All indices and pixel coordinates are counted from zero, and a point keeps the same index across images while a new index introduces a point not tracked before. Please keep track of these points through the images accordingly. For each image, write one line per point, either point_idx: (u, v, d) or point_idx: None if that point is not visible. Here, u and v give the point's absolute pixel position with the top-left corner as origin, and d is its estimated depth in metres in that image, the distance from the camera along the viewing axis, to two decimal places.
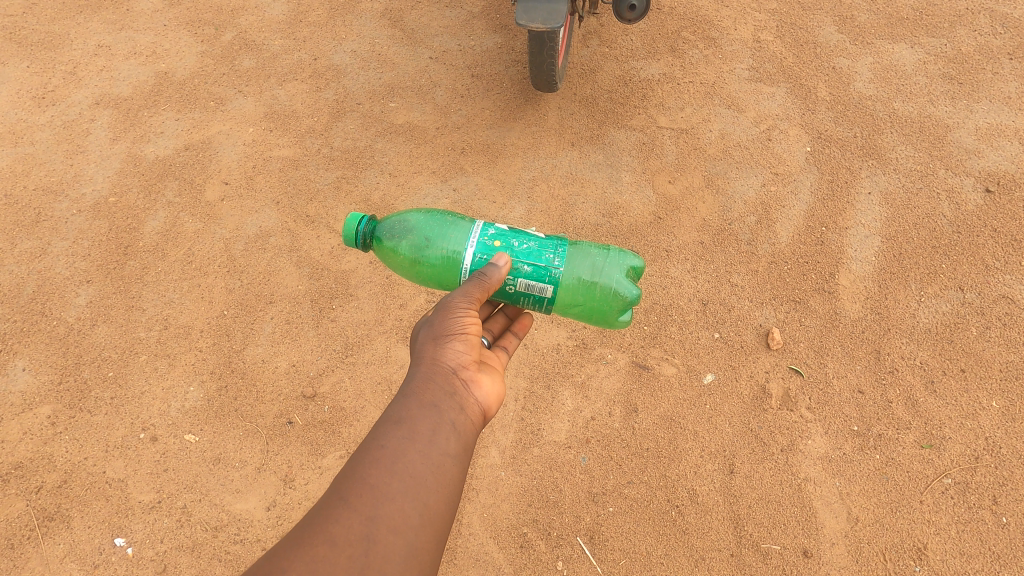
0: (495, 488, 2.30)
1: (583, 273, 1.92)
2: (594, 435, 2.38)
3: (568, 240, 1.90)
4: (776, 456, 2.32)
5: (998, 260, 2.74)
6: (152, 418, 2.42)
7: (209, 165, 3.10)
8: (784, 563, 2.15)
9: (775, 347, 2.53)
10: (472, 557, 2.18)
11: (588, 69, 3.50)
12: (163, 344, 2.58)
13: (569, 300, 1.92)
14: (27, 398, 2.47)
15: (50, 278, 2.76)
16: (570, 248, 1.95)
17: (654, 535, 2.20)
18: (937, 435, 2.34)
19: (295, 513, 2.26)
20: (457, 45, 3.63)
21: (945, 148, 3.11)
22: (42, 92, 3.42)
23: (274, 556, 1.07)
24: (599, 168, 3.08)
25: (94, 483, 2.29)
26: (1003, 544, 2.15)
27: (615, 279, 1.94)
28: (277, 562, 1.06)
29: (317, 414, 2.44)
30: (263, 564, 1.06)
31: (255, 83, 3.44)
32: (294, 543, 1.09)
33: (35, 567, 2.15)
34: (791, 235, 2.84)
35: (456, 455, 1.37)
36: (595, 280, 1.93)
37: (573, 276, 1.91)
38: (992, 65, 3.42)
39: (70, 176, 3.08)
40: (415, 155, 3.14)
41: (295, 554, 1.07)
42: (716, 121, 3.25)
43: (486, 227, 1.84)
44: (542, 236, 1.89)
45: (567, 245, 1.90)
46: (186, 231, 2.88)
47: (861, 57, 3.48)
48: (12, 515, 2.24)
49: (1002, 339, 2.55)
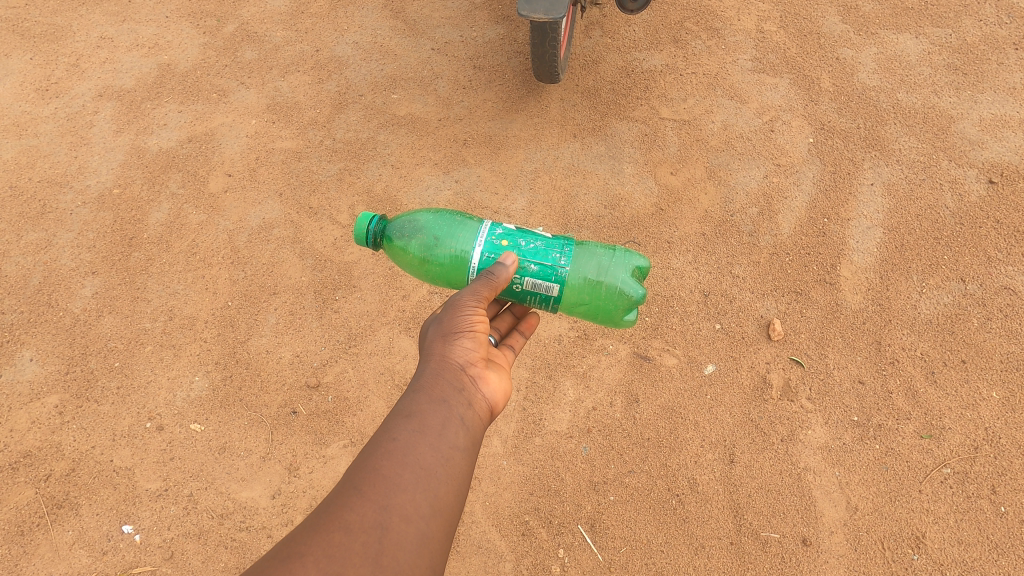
0: (497, 477, 2.32)
1: (589, 271, 1.95)
2: (595, 425, 2.40)
3: (575, 240, 1.92)
4: (776, 446, 2.34)
5: (1001, 251, 2.74)
6: (159, 408, 2.45)
7: (212, 157, 3.12)
8: (783, 551, 2.17)
9: (775, 338, 2.54)
10: (475, 545, 2.21)
11: (590, 60, 3.50)
12: (168, 335, 2.61)
13: (573, 299, 1.93)
14: (34, 388, 2.50)
15: (56, 269, 2.78)
16: (577, 248, 1.96)
17: (654, 524, 2.22)
18: (936, 425, 2.36)
19: (300, 501, 2.29)
20: (459, 36, 3.62)
21: (949, 139, 3.09)
22: (45, 84, 3.43)
23: (291, 541, 1.11)
24: (601, 160, 3.08)
25: (101, 471, 2.33)
26: (1001, 532, 2.17)
27: (621, 279, 1.96)
28: (294, 547, 1.09)
29: (321, 404, 2.46)
30: (281, 549, 1.09)
31: (258, 75, 3.44)
32: (310, 529, 1.12)
33: (45, 554, 2.18)
34: (793, 227, 2.84)
35: (465, 448, 1.38)
36: (600, 279, 1.95)
37: (578, 271, 1.93)
38: (996, 55, 3.40)
39: (74, 168, 3.10)
40: (417, 147, 3.15)
41: (311, 540, 1.10)
42: (719, 112, 3.24)
43: (493, 227, 1.85)
44: (548, 236, 1.90)
45: (574, 245, 1.91)
46: (190, 223, 2.90)
47: (865, 47, 3.46)
48: (21, 502, 2.27)
49: (1003, 330, 2.55)
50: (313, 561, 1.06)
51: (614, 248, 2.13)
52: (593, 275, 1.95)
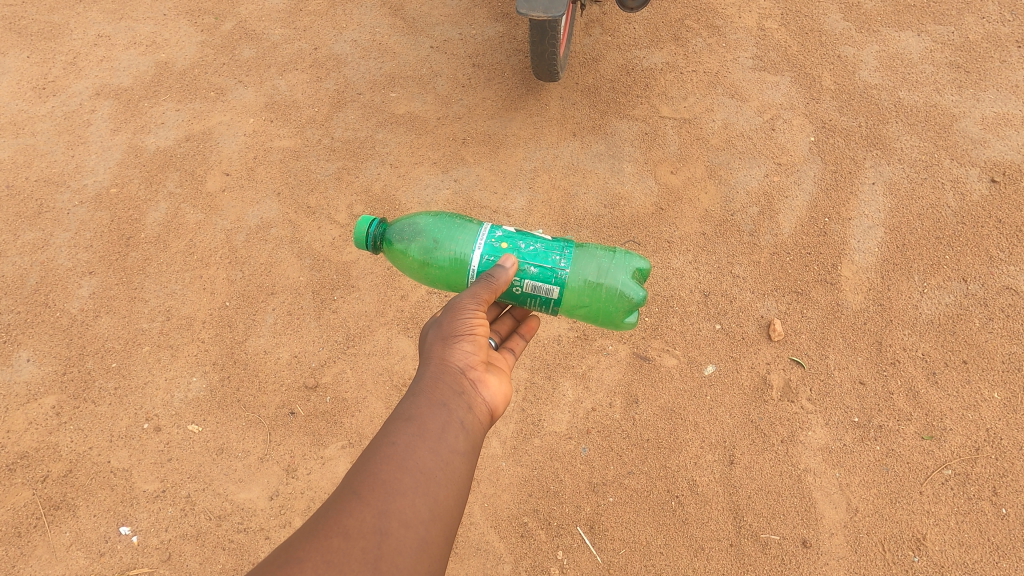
0: (495, 478, 2.31)
1: (590, 272, 1.93)
2: (594, 426, 2.39)
3: (575, 242, 1.90)
4: (776, 447, 2.32)
5: (1003, 251, 2.72)
6: (156, 409, 2.44)
7: (210, 156, 3.10)
8: (783, 553, 2.16)
9: (776, 338, 2.53)
10: (473, 546, 2.20)
11: (589, 58, 3.48)
12: (165, 335, 2.60)
13: (574, 301, 1.92)
14: (31, 389, 2.49)
15: (52, 269, 2.77)
16: (576, 250, 1.95)
17: (653, 525, 2.21)
18: (937, 427, 2.34)
19: (298, 502, 2.28)
20: (458, 33, 3.60)
21: (951, 138, 3.07)
22: (43, 83, 3.42)
23: (290, 546, 1.09)
24: (601, 159, 3.06)
25: (99, 473, 2.32)
26: (1002, 534, 2.16)
27: (622, 280, 1.94)
28: (294, 552, 1.07)
29: (319, 405, 2.45)
30: (280, 554, 1.08)
31: (256, 73, 3.42)
32: (309, 534, 1.11)
33: (42, 555, 2.17)
34: (793, 226, 2.83)
35: (465, 452, 1.37)
36: (601, 279, 1.94)
37: (579, 271, 1.91)
38: (999, 53, 3.37)
39: (72, 167, 3.08)
40: (416, 146, 3.13)
41: (310, 545, 1.08)
42: (719, 110, 3.22)
43: (493, 230, 1.84)
44: (547, 238, 1.88)
45: (574, 246, 1.90)
46: (187, 222, 2.88)
47: (867, 45, 3.44)
48: (18, 504, 2.26)
49: (1005, 330, 2.53)
50: (312, 566, 1.05)
51: (614, 250, 2.11)
52: (594, 275, 1.93)
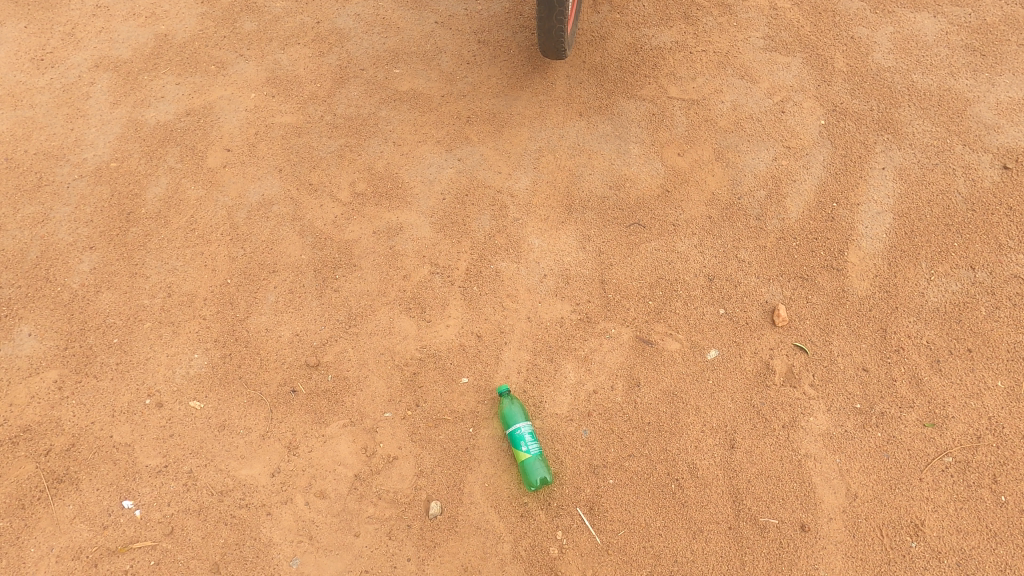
0: (496, 459, 2.31)
1: (530, 469, 2.24)
2: (595, 408, 2.38)
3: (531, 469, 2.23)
4: (777, 432, 2.32)
5: (1012, 239, 2.68)
6: (158, 384, 2.44)
7: (210, 131, 3.06)
8: (782, 537, 2.15)
9: (780, 323, 2.51)
10: (473, 525, 2.20)
11: (597, 36, 3.42)
12: (167, 311, 2.59)
13: (525, 454, 2.23)
14: (33, 362, 2.48)
15: (53, 244, 2.75)
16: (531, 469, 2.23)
17: (653, 507, 2.21)
18: (939, 414, 2.33)
19: (300, 480, 2.26)
20: (463, 10, 3.54)
21: (963, 123, 3.02)
22: (40, 54, 3.36)
23: None
24: (607, 139, 3.02)
25: (101, 447, 2.32)
26: (1001, 522, 2.15)
27: (541, 477, 2.23)
28: None
29: (321, 383, 2.44)
30: None
31: (257, 46, 3.37)
32: None
33: (45, 528, 2.18)
34: (801, 210, 2.80)
35: None
36: (539, 472, 2.24)
37: (518, 461, 2.27)
38: (1017, 36, 3.30)
39: (71, 141, 3.05)
40: (419, 124, 3.09)
41: None
42: (729, 92, 3.16)
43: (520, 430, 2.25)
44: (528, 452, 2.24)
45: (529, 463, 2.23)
46: (188, 198, 2.86)
47: (881, 27, 3.38)
48: (21, 476, 2.27)
49: (1011, 319, 2.50)
50: None
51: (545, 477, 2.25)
52: (526, 474, 2.24)
